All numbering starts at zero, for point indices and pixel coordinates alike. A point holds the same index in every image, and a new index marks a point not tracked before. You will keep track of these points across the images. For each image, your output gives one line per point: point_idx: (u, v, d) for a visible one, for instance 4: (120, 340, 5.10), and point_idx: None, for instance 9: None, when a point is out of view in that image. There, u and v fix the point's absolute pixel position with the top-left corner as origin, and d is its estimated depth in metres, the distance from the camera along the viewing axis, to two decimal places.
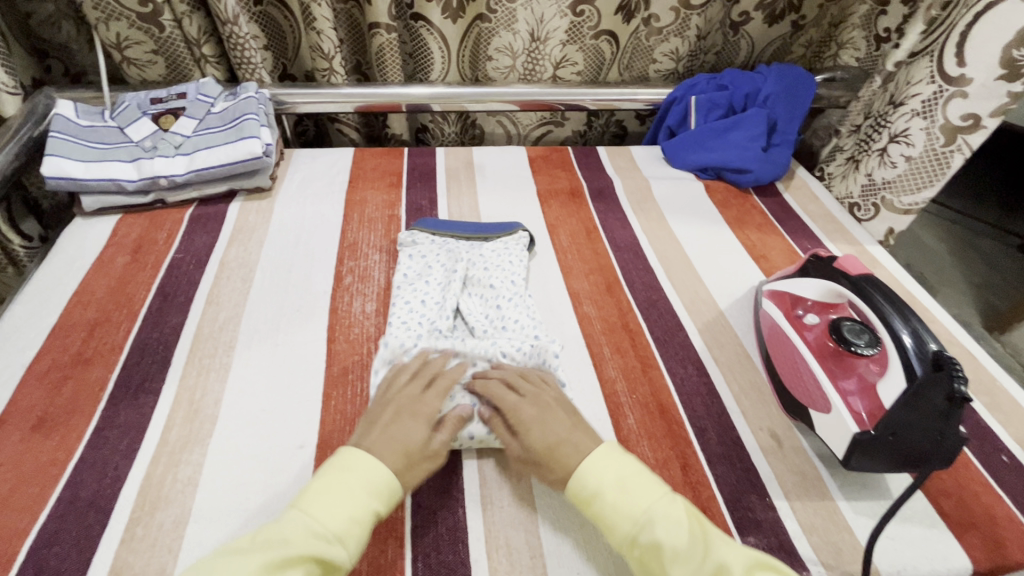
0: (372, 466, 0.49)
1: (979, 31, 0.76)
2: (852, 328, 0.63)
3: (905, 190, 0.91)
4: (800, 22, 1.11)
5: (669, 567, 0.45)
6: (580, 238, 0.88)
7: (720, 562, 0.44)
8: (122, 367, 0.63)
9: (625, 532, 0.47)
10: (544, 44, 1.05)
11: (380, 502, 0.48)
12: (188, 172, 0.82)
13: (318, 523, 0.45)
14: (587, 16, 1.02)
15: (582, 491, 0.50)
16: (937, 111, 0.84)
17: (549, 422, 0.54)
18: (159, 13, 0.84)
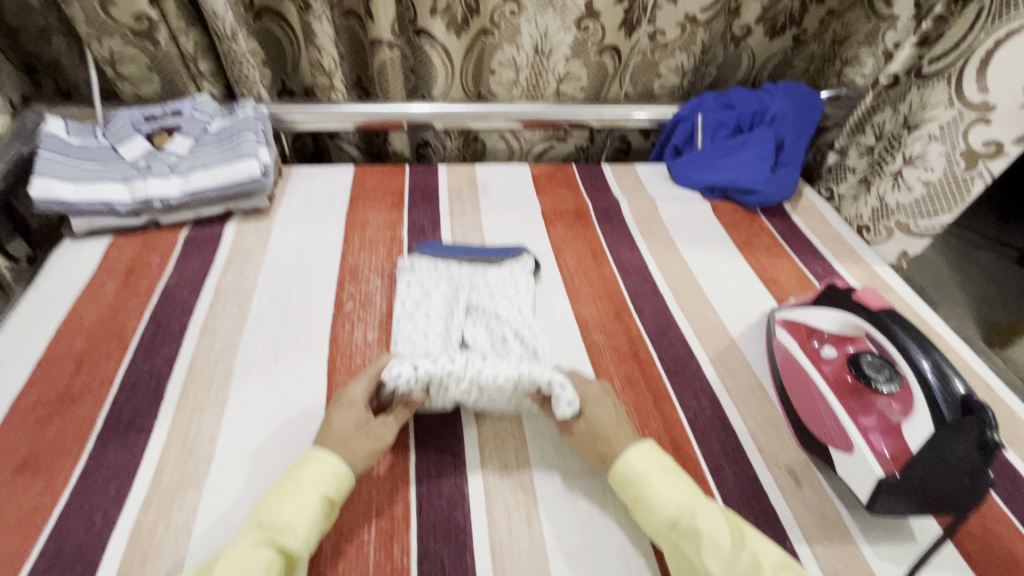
0: (318, 457, 0.51)
1: (1003, 55, 0.76)
2: (872, 362, 0.61)
3: (922, 214, 0.90)
4: (800, 37, 1.12)
5: (706, 556, 0.47)
6: (587, 261, 0.86)
7: (754, 553, 0.46)
8: (112, 404, 0.60)
9: (666, 516, 0.50)
10: (548, 58, 1.03)
11: (329, 487, 0.50)
12: (183, 193, 0.80)
13: (269, 515, 0.47)
14: (591, 33, 1.00)
15: (626, 474, 0.53)
16: (956, 136, 0.83)
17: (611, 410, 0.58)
18: (155, 30, 0.81)
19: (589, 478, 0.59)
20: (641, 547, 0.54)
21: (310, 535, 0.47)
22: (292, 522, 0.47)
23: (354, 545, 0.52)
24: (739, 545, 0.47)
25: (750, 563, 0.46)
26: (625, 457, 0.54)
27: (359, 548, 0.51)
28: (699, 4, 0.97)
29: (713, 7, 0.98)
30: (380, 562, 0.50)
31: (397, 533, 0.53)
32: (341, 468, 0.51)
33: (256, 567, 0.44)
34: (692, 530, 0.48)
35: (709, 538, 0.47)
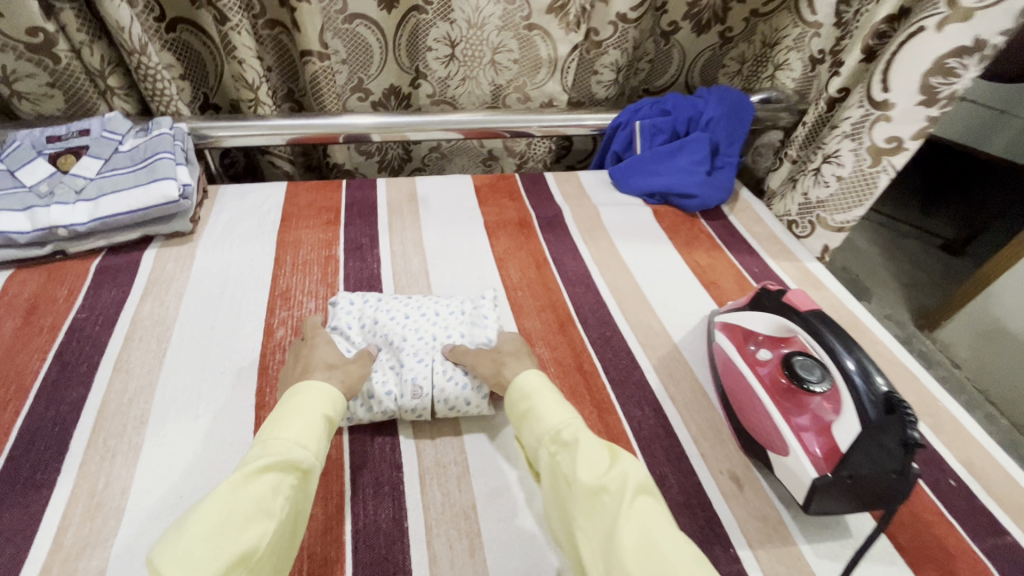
0: (311, 388, 0.54)
1: (902, 60, 0.79)
2: (804, 363, 0.62)
3: (838, 209, 0.96)
4: (727, 34, 1.11)
5: (577, 467, 0.47)
6: (530, 272, 0.85)
7: (624, 470, 0.46)
8: (7, 459, 0.54)
9: (551, 427, 0.51)
10: (482, 32, 0.96)
11: (327, 409, 0.53)
12: (91, 220, 0.74)
13: (274, 439, 0.48)
14: (518, 4, 0.93)
15: (523, 388, 0.56)
16: (865, 133, 0.87)
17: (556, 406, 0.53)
18: (53, 43, 0.75)
19: (533, 498, 0.57)
20: None
21: (319, 449, 0.49)
22: (298, 443, 0.48)
23: None
24: (613, 464, 0.47)
25: (617, 479, 0.46)
26: (524, 375, 0.57)
27: None
28: (629, 3, 0.94)
29: (642, 7, 0.95)
30: None
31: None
32: (336, 392, 0.55)
33: (265, 486, 0.44)
34: (573, 441, 0.49)
35: (585, 448, 0.48)
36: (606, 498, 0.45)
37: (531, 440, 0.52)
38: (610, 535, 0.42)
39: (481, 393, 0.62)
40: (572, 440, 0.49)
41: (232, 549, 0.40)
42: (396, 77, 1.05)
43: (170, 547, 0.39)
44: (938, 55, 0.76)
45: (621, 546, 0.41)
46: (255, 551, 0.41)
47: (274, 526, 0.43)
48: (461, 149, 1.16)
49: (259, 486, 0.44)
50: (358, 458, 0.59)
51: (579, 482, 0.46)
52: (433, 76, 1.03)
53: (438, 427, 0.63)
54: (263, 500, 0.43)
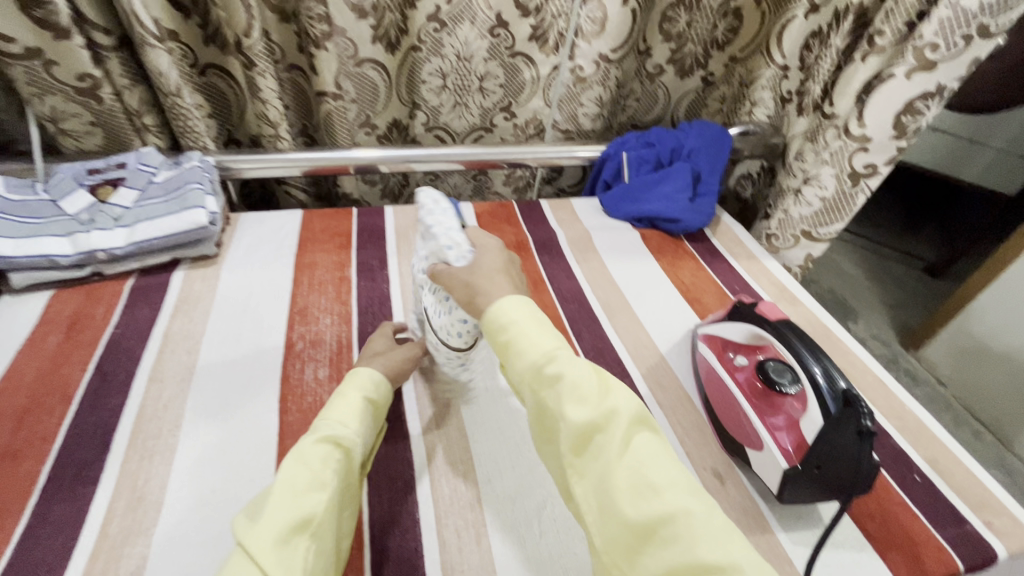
0: (357, 373, 0.63)
1: (876, 100, 0.91)
2: (776, 367, 0.68)
3: (820, 223, 1.08)
4: (709, 78, 1.21)
5: (565, 405, 0.48)
6: (527, 290, 0.92)
7: (612, 407, 0.47)
8: (55, 459, 0.60)
9: (534, 363, 0.51)
10: (471, 63, 1.06)
11: (367, 391, 0.61)
12: (129, 245, 0.81)
13: (322, 422, 0.56)
14: (503, 38, 1.04)
15: (499, 320, 0.54)
16: (843, 160, 0.99)
17: (542, 336, 0.53)
18: (98, 87, 0.83)
19: (533, 492, 0.63)
20: (582, 557, 0.57)
21: (359, 427, 0.57)
22: (342, 424, 0.56)
23: None
24: (602, 399, 0.48)
25: (607, 414, 0.47)
26: (499, 306, 0.55)
27: None
28: (610, 44, 1.04)
29: (623, 47, 1.05)
30: None
31: (352, 560, 0.55)
32: (377, 376, 0.63)
33: (314, 459, 0.51)
34: (555, 376, 0.49)
35: (570, 383, 0.49)
36: (597, 436, 0.46)
37: (515, 375, 0.52)
38: (606, 478, 0.45)
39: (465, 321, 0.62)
40: (554, 373, 0.49)
41: (294, 515, 0.46)
42: (397, 110, 1.13)
43: (250, 527, 0.45)
44: (910, 98, 0.89)
45: (614, 490, 0.44)
46: (314, 515, 0.47)
47: (327, 495, 0.49)
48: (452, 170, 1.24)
49: (311, 458, 0.51)
50: (372, 457, 0.65)
51: (569, 422, 0.47)
52: (428, 106, 1.11)
53: (445, 428, 0.69)
54: (314, 470, 0.50)
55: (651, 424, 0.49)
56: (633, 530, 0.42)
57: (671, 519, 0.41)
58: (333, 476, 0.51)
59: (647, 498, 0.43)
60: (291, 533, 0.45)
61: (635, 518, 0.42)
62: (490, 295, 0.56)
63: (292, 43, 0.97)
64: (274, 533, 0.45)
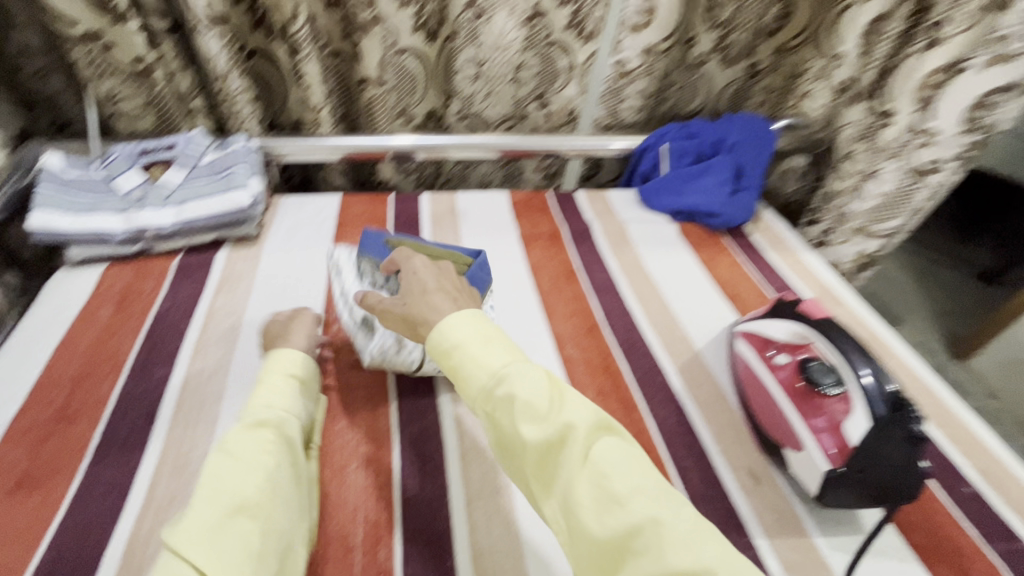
0: (281, 355, 0.63)
1: (950, 93, 0.91)
2: (819, 368, 0.65)
3: (877, 219, 1.08)
4: (756, 66, 1.16)
5: (520, 424, 0.45)
6: (561, 281, 0.91)
7: (567, 421, 0.45)
8: (107, 423, 0.63)
9: (482, 385, 0.48)
10: (501, 53, 1.04)
11: (291, 370, 0.62)
12: (176, 223, 0.84)
13: (251, 409, 0.56)
14: (540, 27, 1.01)
15: (444, 345, 0.51)
16: (909, 155, 0.99)
17: (486, 348, 0.50)
18: (152, 70, 0.86)
19: None
20: None
21: (289, 406, 0.58)
22: (270, 407, 0.57)
23: (342, 548, 0.55)
24: (555, 411, 0.45)
25: (562, 430, 0.44)
26: (449, 325, 0.52)
27: (346, 552, 0.54)
28: (655, 37, 1.04)
29: (669, 39, 1.06)
30: (365, 565, 0.54)
31: (383, 537, 0.56)
32: (298, 356, 0.64)
33: (251, 444, 0.52)
34: (506, 398, 0.46)
35: (523, 401, 0.45)
36: (558, 452, 0.44)
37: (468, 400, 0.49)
38: (569, 495, 0.42)
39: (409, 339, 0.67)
40: (505, 396, 0.46)
41: (228, 501, 0.46)
42: (434, 101, 1.11)
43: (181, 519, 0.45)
44: (982, 92, 0.90)
45: (579, 505, 0.42)
46: (250, 500, 0.47)
47: (264, 477, 0.49)
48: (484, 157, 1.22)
49: (244, 445, 0.51)
50: (404, 437, 0.66)
51: (525, 443, 0.45)
52: (463, 96, 1.10)
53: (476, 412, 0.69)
54: (250, 457, 0.50)
55: (613, 429, 0.46)
56: (601, 544, 0.40)
57: (639, 530, 0.40)
58: (272, 459, 0.52)
59: (612, 511, 0.41)
60: (232, 514, 0.46)
61: (601, 534, 0.40)
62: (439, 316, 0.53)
63: (338, 30, 0.98)
64: (209, 519, 0.45)
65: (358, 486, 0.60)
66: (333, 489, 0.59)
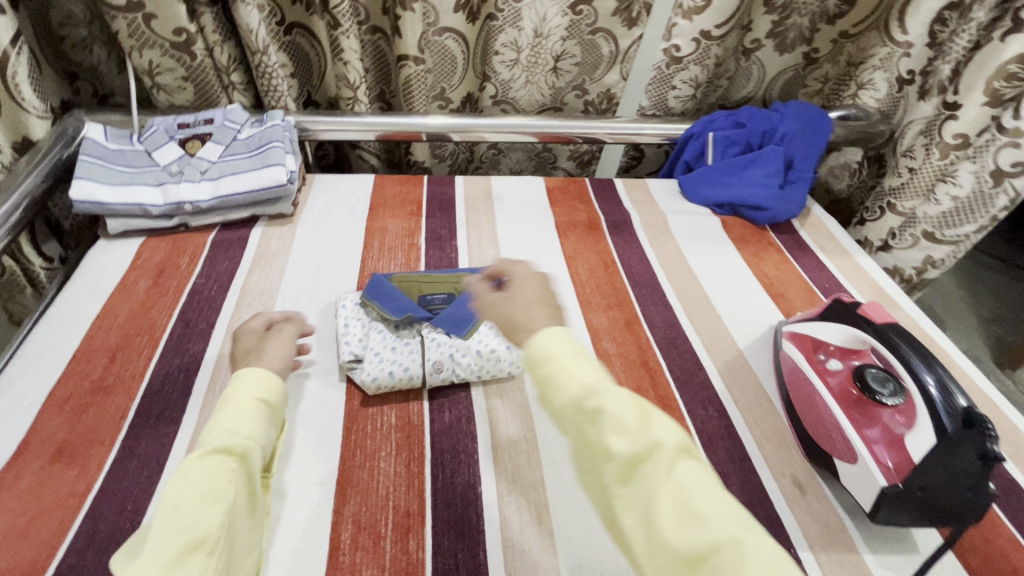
0: (246, 374, 0.55)
1: None
2: (877, 375, 0.63)
3: (948, 225, 1.02)
4: (812, 55, 1.10)
5: (607, 435, 0.42)
6: (598, 272, 0.88)
7: (656, 439, 0.41)
8: (143, 397, 0.63)
9: (571, 397, 0.44)
10: (545, 39, 1.01)
11: (260, 392, 0.54)
12: (213, 198, 0.83)
13: (210, 430, 0.50)
14: (585, 14, 0.99)
15: (539, 354, 0.47)
16: (987, 157, 0.93)
17: (581, 364, 0.46)
18: (192, 42, 0.85)
19: None
20: None
21: (253, 432, 0.51)
22: (232, 431, 0.50)
23: (372, 537, 0.54)
24: (644, 428, 0.42)
25: (651, 447, 0.41)
26: (538, 337, 0.48)
27: (376, 541, 0.54)
28: (714, 20, 0.96)
29: (727, 23, 0.97)
30: (395, 555, 0.53)
31: (413, 527, 0.55)
32: (267, 376, 0.56)
33: (205, 473, 0.46)
34: (597, 411, 0.42)
35: (614, 416, 0.42)
36: (642, 466, 0.41)
37: (554, 412, 0.45)
38: (649, 510, 0.39)
39: (375, 377, 0.65)
40: (596, 409, 0.42)
41: (182, 538, 0.42)
42: (471, 84, 1.09)
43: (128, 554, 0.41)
44: None
45: (660, 520, 0.39)
46: (205, 538, 0.43)
47: (222, 510, 0.45)
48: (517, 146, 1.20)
49: (197, 474, 0.46)
50: (436, 426, 0.64)
51: (613, 456, 0.41)
52: (499, 79, 1.06)
53: (510, 404, 0.67)
54: (205, 490, 0.45)
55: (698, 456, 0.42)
56: (683, 561, 0.37)
57: (719, 548, 0.37)
58: (230, 492, 0.46)
59: (692, 527, 0.38)
60: (185, 554, 0.42)
61: (682, 547, 0.38)
62: (532, 328, 0.49)
63: (378, 5, 0.95)
64: (157, 560, 0.41)
65: (387, 475, 0.59)
66: (363, 475, 0.59)
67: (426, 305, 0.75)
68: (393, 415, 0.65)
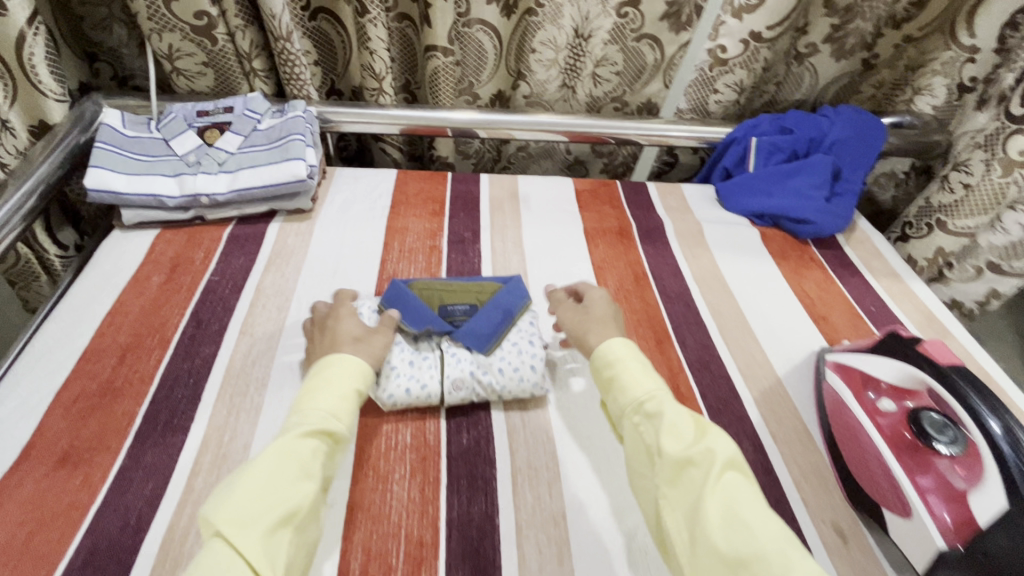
0: (341, 360, 0.57)
1: None
2: (935, 421, 0.58)
3: (1017, 256, 0.96)
4: (871, 61, 1.02)
5: (661, 437, 0.50)
6: (628, 284, 0.83)
7: (709, 447, 0.48)
8: (151, 402, 0.61)
9: (634, 398, 0.54)
10: (587, 42, 0.97)
11: (359, 381, 0.56)
12: (230, 192, 0.80)
13: (309, 410, 0.52)
14: (630, 19, 0.93)
15: (606, 356, 0.58)
16: None
17: (646, 375, 0.56)
18: (213, 26, 0.82)
19: (624, 516, 0.57)
20: None
21: (350, 421, 0.53)
22: (333, 415, 0.52)
23: (382, 568, 0.51)
24: (699, 438, 0.49)
25: (703, 452, 0.47)
26: (607, 344, 0.59)
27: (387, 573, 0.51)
28: (767, 20, 0.89)
29: (780, 25, 0.90)
30: None
31: (426, 560, 0.52)
32: (364, 366, 0.57)
33: (304, 451, 0.48)
34: (656, 412, 0.52)
35: (670, 420, 0.50)
36: (691, 470, 0.47)
37: (617, 409, 0.55)
38: (695, 507, 0.45)
39: (392, 393, 0.62)
40: (656, 412, 0.52)
41: (280, 508, 0.44)
42: (502, 82, 1.04)
43: (221, 506, 0.43)
44: None
45: (706, 520, 0.43)
46: (299, 510, 0.45)
47: (314, 488, 0.47)
48: (545, 151, 1.16)
49: (300, 451, 0.48)
50: (453, 448, 0.61)
51: (664, 454, 0.49)
52: (534, 79, 1.01)
53: (531, 427, 0.63)
54: (303, 465, 0.47)
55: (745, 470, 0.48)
56: (724, 562, 0.41)
57: (762, 557, 0.41)
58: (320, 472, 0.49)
59: (739, 532, 0.42)
60: (278, 526, 0.43)
61: (727, 550, 0.42)
62: (601, 337, 0.61)
63: None
64: (259, 528, 0.42)
65: (401, 500, 0.56)
66: (376, 499, 0.56)
67: (446, 316, 0.72)
68: (409, 434, 0.62)
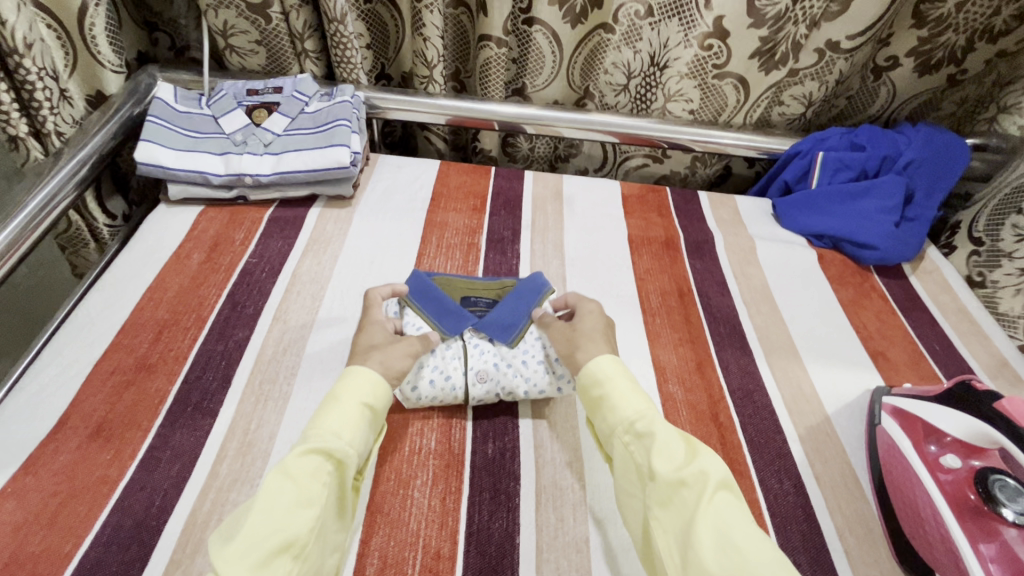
0: (346, 375, 0.54)
1: None
2: (1005, 486, 0.54)
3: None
4: (957, 77, 0.94)
5: (653, 455, 0.48)
6: (671, 299, 0.79)
7: (702, 468, 0.46)
8: (184, 381, 0.61)
9: (624, 417, 0.51)
10: (662, 72, 0.92)
11: (367, 396, 0.52)
12: (273, 173, 0.79)
13: (313, 429, 0.49)
14: (715, 53, 0.88)
15: (594, 375, 0.55)
16: None
17: (635, 392, 0.53)
18: (269, 5, 0.81)
19: None
20: None
21: (355, 437, 0.50)
22: (335, 434, 0.49)
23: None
24: (691, 458, 0.47)
25: (696, 474, 0.45)
26: (595, 361, 0.56)
27: None
28: (848, 30, 0.84)
29: (862, 35, 0.84)
30: None
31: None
32: (371, 377, 0.54)
33: (303, 472, 0.46)
34: (647, 433, 0.49)
35: (662, 441, 0.48)
36: (684, 492, 0.45)
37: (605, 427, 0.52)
38: (687, 529, 0.43)
39: (415, 388, 0.60)
40: (647, 432, 0.49)
41: (275, 538, 0.42)
42: (563, 93, 1.00)
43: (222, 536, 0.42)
44: None
45: (698, 542, 0.42)
46: (298, 539, 0.43)
47: (315, 514, 0.44)
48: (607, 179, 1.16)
49: (298, 473, 0.46)
50: (477, 458, 0.59)
51: (657, 476, 0.46)
52: (602, 100, 0.99)
53: (558, 445, 0.61)
54: (301, 489, 0.45)
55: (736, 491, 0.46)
56: None
57: None
58: (324, 494, 0.46)
59: (733, 558, 0.40)
60: (275, 554, 0.41)
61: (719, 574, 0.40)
62: (591, 353, 0.57)
63: None
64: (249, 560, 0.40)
65: (420, 508, 0.54)
66: (395, 504, 0.54)
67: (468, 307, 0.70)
68: (434, 439, 0.60)
